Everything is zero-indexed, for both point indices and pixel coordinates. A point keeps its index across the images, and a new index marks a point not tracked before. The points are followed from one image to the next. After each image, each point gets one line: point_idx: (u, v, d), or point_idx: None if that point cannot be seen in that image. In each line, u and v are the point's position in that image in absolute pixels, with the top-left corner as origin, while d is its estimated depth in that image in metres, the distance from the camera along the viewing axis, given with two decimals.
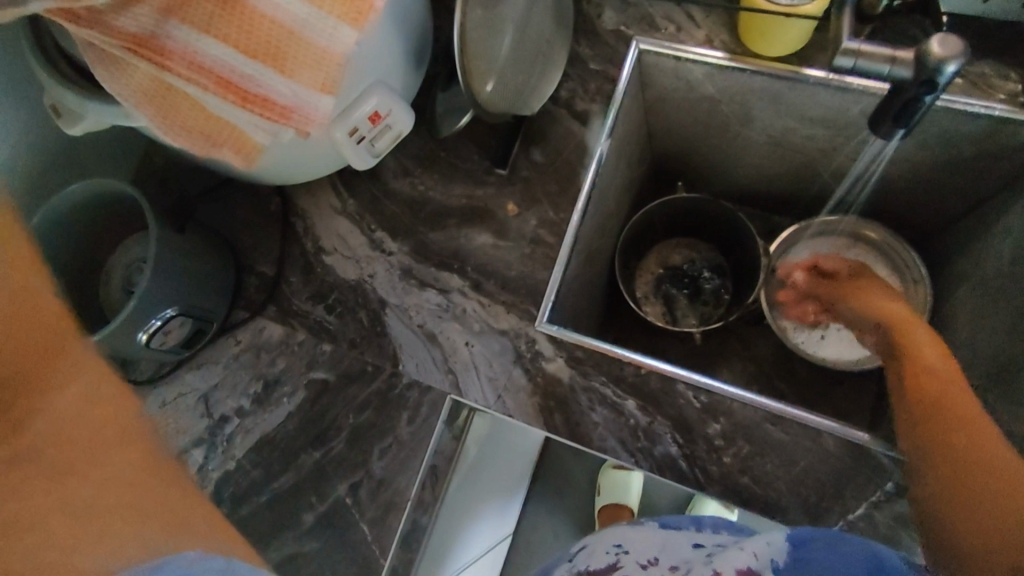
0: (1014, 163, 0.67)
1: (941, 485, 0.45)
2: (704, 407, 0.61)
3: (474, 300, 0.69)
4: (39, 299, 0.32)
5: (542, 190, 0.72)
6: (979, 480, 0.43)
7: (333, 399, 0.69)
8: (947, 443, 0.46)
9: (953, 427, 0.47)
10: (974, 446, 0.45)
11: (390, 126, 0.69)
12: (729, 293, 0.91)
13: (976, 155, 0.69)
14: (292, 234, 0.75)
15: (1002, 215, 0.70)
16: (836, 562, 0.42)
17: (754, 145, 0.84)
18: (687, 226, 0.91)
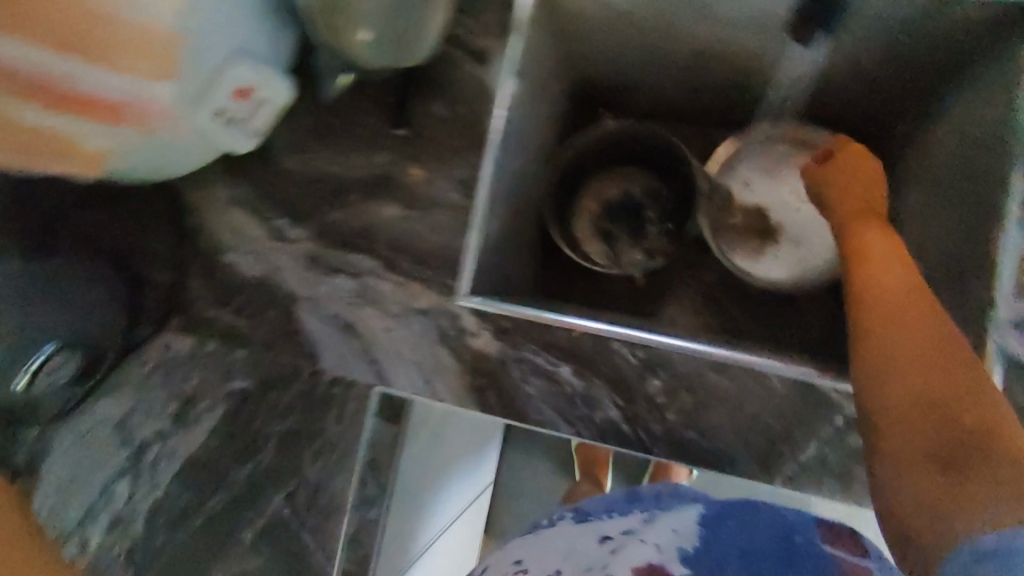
0: (969, 43, 0.57)
1: (891, 410, 0.33)
2: (642, 363, 0.56)
3: (388, 280, 0.63)
4: None
5: (447, 146, 0.64)
6: (934, 414, 0.31)
7: (257, 407, 0.65)
8: (908, 350, 0.34)
9: (947, 349, 0.33)
10: (945, 389, 0.32)
11: (267, 99, 0.60)
12: (676, 222, 0.81)
13: (926, 40, 0.59)
14: (185, 235, 0.68)
15: (951, 104, 0.61)
16: None
17: (679, 63, 0.72)
18: (619, 154, 0.82)
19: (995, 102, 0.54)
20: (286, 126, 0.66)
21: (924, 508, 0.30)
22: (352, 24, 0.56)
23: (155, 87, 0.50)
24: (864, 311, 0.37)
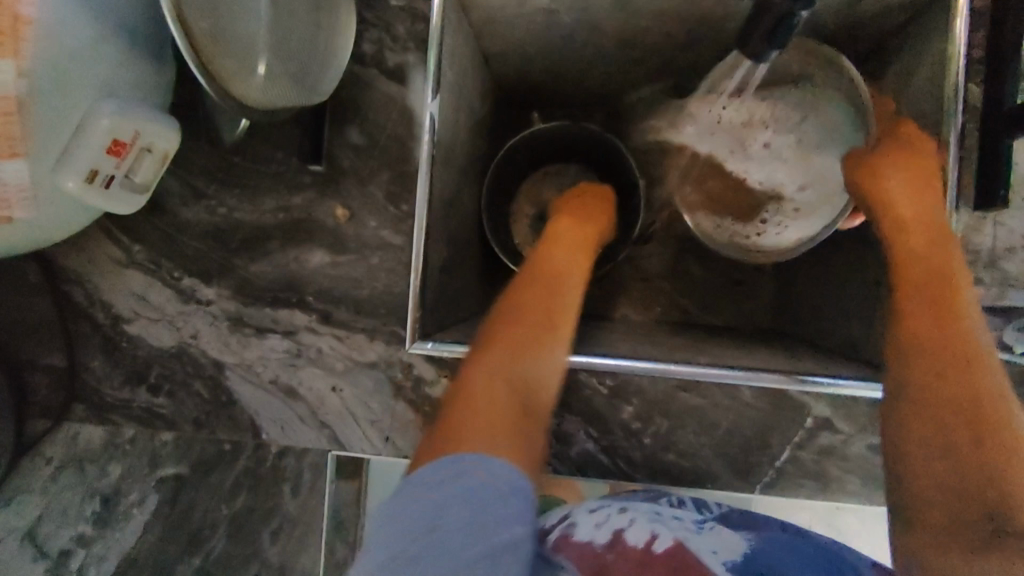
0: (891, 27, 0.55)
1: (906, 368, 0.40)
2: (613, 391, 0.54)
3: (328, 336, 0.57)
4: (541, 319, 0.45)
5: (374, 178, 0.58)
6: (936, 373, 0.38)
7: (195, 493, 0.58)
8: (916, 338, 0.40)
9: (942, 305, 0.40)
10: (957, 359, 0.39)
11: (150, 147, 0.51)
12: None
13: (851, 25, 0.57)
14: (75, 307, 0.59)
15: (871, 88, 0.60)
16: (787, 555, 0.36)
17: (605, 55, 0.63)
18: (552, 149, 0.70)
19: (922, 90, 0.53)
20: (183, 172, 0.58)
21: (935, 498, 0.37)
22: (244, 62, 0.46)
23: (3, 166, 0.44)
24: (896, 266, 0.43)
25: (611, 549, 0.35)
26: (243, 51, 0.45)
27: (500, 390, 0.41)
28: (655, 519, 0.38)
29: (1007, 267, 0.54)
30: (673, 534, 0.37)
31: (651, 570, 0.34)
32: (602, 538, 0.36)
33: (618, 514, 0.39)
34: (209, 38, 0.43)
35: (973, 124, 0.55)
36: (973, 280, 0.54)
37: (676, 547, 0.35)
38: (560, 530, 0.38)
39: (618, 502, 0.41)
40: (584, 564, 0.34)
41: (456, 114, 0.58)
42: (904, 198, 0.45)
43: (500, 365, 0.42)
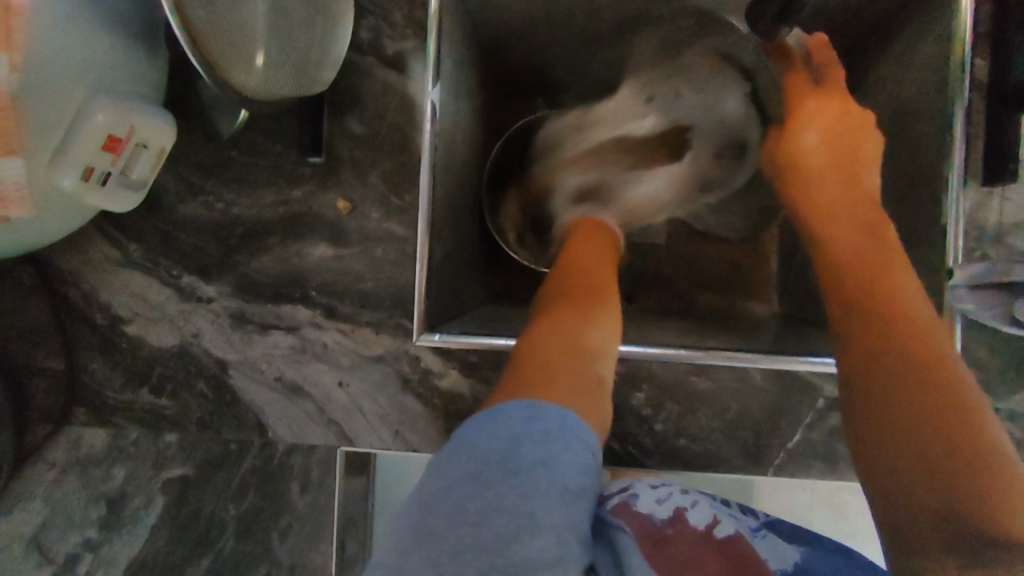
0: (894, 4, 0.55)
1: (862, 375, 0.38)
2: (623, 378, 0.54)
3: (333, 331, 0.56)
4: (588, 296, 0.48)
5: (375, 169, 0.57)
6: (914, 382, 0.35)
7: (201, 494, 0.57)
8: (873, 335, 0.39)
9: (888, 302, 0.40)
10: (912, 350, 0.37)
11: (145, 143, 0.50)
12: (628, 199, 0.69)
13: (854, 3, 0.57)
14: (72, 309, 0.57)
15: (875, 66, 0.60)
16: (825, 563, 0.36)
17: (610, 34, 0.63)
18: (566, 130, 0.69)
19: (927, 66, 0.53)
20: (180, 167, 0.57)
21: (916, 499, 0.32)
22: (244, 53, 0.44)
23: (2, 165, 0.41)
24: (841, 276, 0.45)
25: (670, 525, 0.38)
26: (242, 40, 0.44)
27: (562, 358, 0.41)
28: (720, 508, 0.40)
29: (1014, 242, 0.54)
30: (733, 524, 0.38)
31: (707, 553, 0.36)
32: (662, 513, 0.38)
33: (681, 493, 0.41)
34: (210, 26, 0.41)
35: (979, 99, 0.54)
36: (980, 257, 0.54)
37: (735, 536, 0.37)
38: (620, 496, 0.40)
39: (680, 482, 0.43)
40: (644, 534, 0.36)
41: (457, 101, 0.57)
42: (818, 154, 0.53)
43: (558, 336, 0.43)
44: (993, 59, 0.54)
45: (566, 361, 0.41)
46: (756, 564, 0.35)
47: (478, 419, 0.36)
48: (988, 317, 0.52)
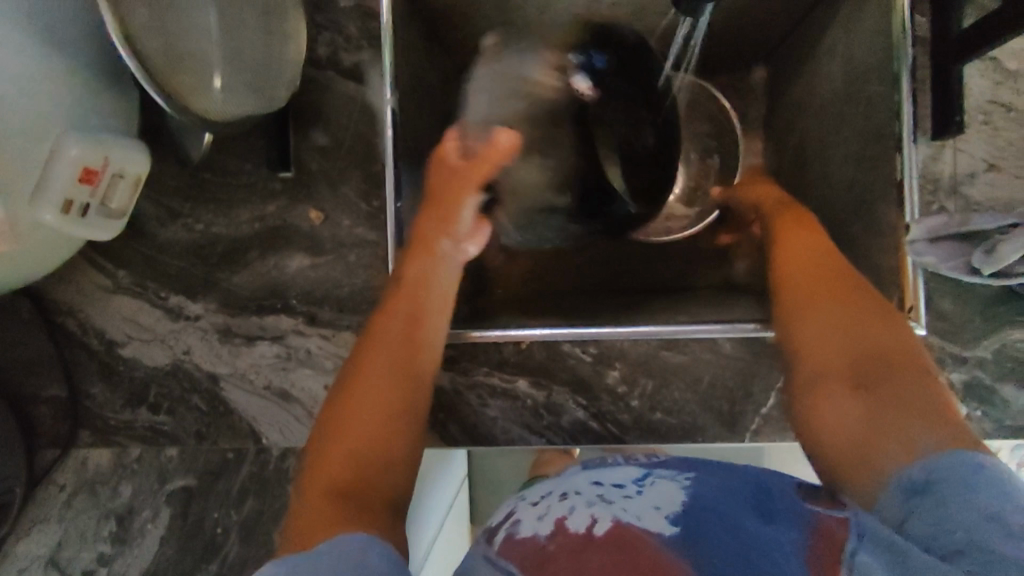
0: None
1: (826, 368, 0.42)
2: (596, 358, 0.56)
3: (315, 336, 0.58)
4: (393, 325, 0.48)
5: (341, 178, 0.59)
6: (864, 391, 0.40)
7: (205, 502, 0.59)
8: (823, 335, 0.42)
9: (840, 297, 0.44)
10: (870, 343, 0.41)
11: (121, 171, 0.52)
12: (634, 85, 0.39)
13: None
14: (69, 337, 0.60)
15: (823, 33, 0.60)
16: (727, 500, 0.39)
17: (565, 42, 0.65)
18: None
19: (870, 28, 0.54)
20: (157, 194, 0.60)
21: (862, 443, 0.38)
22: (199, 78, 0.46)
23: None
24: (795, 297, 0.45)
25: (553, 539, 0.38)
26: (194, 68, 0.45)
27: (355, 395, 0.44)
28: (596, 499, 0.40)
29: (969, 192, 0.55)
30: (612, 511, 0.39)
31: (588, 553, 0.36)
32: (546, 530, 0.38)
33: (559, 501, 0.41)
34: (159, 54, 0.43)
35: (924, 55, 0.55)
36: (937, 210, 0.54)
37: (616, 526, 0.37)
38: (505, 530, 0.40)
39: (556, 484, 0.43)
40: (530, 560, 0.37)
41: (417, 105, 0.59)
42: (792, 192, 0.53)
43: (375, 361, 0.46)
44: (934, 14, 0.54)
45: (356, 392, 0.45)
46: (640, 550, 0.36)
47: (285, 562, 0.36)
48: (950, 269, 0.53)
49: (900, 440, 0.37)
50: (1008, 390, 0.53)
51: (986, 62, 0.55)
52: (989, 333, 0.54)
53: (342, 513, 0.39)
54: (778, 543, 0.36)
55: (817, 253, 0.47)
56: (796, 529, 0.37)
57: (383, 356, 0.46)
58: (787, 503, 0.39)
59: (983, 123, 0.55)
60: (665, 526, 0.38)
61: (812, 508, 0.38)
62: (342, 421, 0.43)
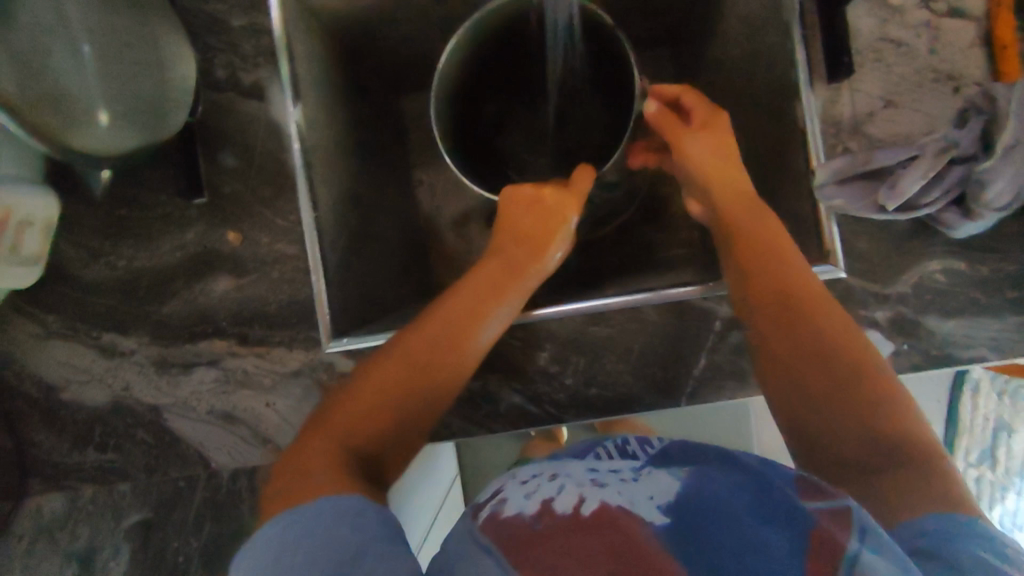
0: None
1: (818, 433, 0.42)
2: (524, 341, 0.56)
3: (249, 356, 0.59)
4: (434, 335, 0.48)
5: (255, 197, 0.59)
6: (858, 400, 0.42)
7: (163, 533, 0.60)
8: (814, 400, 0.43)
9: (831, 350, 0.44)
10: (847, 359, 0.43)
11: (29, 220, 0.53)
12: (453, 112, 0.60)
13: None
14: (7, 386, 0.60)
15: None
16: (721, 492, 0.39)
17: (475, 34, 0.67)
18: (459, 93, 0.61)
19: None
20: (77, 235, 0.60)
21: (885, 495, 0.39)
22: (74, 116, 0.48)
23: None
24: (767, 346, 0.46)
25: (540, 519, 0.38)
26: (69, 108, 0.48)
27: (376, 396, 0.45)
28: (587, 482, 0.41)
29: (870, 130, 0.55)
30: (599, 495, 0.39)
31: (577, 532, 0.37)
32: (530, 510, 0.39)
33: (549, 482, 0.42)
34: (27, 99, 0.45)
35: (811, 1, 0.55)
36: (841, 152, 0.55)
37: (601, 507, 0.38)
38: (491, 508, 0.40)
39: (550, 468, 0.44)
40: (512, 542, 0.37)
41: (321, 115, 0.59)
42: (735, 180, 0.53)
43: (399, 365, 0.46)
44: None
45: (378, 393, 0.45)
46: (617, 530, 0.36)
47: (293, 518, 0.38)
48: (858, 210, 0.53)
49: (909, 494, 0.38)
50: (930, 321, 0.54)
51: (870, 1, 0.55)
52: (906, 269, 0.54)
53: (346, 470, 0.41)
54: (777, 556, 0.34)
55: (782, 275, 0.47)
56: (790, 527, 0.35)
57: (404, 365, 0.46)
58: (783, 496, 0.38)
59: (875, 61, 0.55)
60: (656, 515, 0.37)
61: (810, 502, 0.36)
62: (355, 416, 0.45)
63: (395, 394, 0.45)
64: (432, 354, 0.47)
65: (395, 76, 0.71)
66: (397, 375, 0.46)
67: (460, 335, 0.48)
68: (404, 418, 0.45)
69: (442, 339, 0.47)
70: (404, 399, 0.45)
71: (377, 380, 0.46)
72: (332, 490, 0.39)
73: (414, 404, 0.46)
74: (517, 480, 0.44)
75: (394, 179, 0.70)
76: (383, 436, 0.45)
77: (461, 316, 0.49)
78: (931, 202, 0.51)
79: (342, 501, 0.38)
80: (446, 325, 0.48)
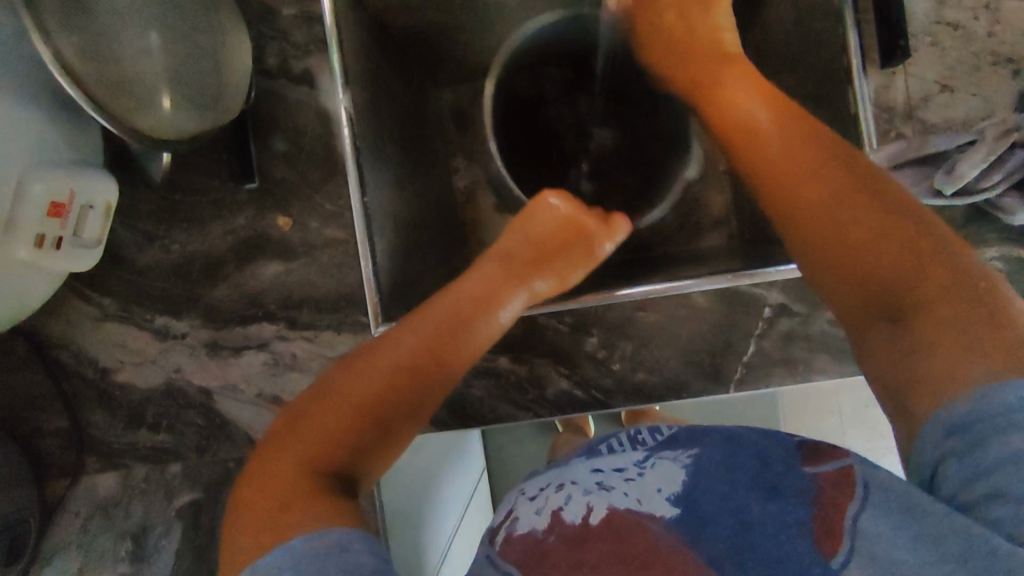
0: None
1: (850, 313, 0.39)
2: (572, 326, 0.56)
3: (298, 339, 0.59)
4: (402, 356, 0.45)
5: (304, 182, 0.60)
6: (880, 244, 0.37)
7: (213, 513, 0.62)
8: (836, 254, 0.39)
9: (853, 203, 0.39)
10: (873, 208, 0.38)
11: (89, 203, 0.54)
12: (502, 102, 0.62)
13: None
14: (64, 367, 0.62)
15: None
16: (724, 474, 0.37)
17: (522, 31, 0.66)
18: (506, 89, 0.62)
19: None
20: (132, 219, 0.61)
21: (907, 357, 0.34)
22: (142, 100, 0.50)
23: None
24: (781, 203, 0.42)
25: (551, 532, 0.36)
26: (140, 90, 0.49)
27: (332, 416, 0.43)
28: (593, 488, 0.38)
29: (926, 116, 0.54)
30: (607, 500, 0.37)
31: (588, 544, 0.35)
32: (542, 523, 0.37)
33: (556, 493, 0.39)
34: (97, 80, 0.46)
35: None
36: (895, 137, 0.54)
37: (609, 514, 0.36)
38: (505, 529, 0.38)
39: (556, 476, 0.41)
40: (529, 556, 0.35)
41: (370, 101, 0.59)
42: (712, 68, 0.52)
43: (364, 381, 0.44)
44: None
45: (336, 411, 0.43)
46: (632, 537, 0.35)
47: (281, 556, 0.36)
48: (913, 195, 0.52)
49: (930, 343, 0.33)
50: None
51: None
52: None
53: (321, 491, 0.39)
54: (781, 523, 0.33)
55: (779, 156, 0.44)
56: (793, 500, 0.34)
57: (367, 381, 0.44)
58: (789, 475, 0.36)
59: (931, 45, 0.54)
60: (666, 509, 0.36)
61: (812, 476, 0.35)
62: (307, 438, 0.42)
63: (357, 413, 0.43)
64: (405, 372, 0.45)
65: (436, 70, 0.71)
66: (357, 393, 0.44)
67: (429, 350, 0.46)
68: (369, 438, 0.43)
69: (414, 357, 0.46)
70: (366, 418, 0.43)
71: (337, 398, 0.44)
72: (314, 520, 0.37)
73: (378, 419, 0.44)
74: (526, 491, 0.41)
75: (437, 167, 0.70)
76: (355, 446, 0.43)
77: (432, 329, 0.47)
78: (989, 187, 0.50)
79: (325, 534, 0.36)
80: (413, 340, 0.46)
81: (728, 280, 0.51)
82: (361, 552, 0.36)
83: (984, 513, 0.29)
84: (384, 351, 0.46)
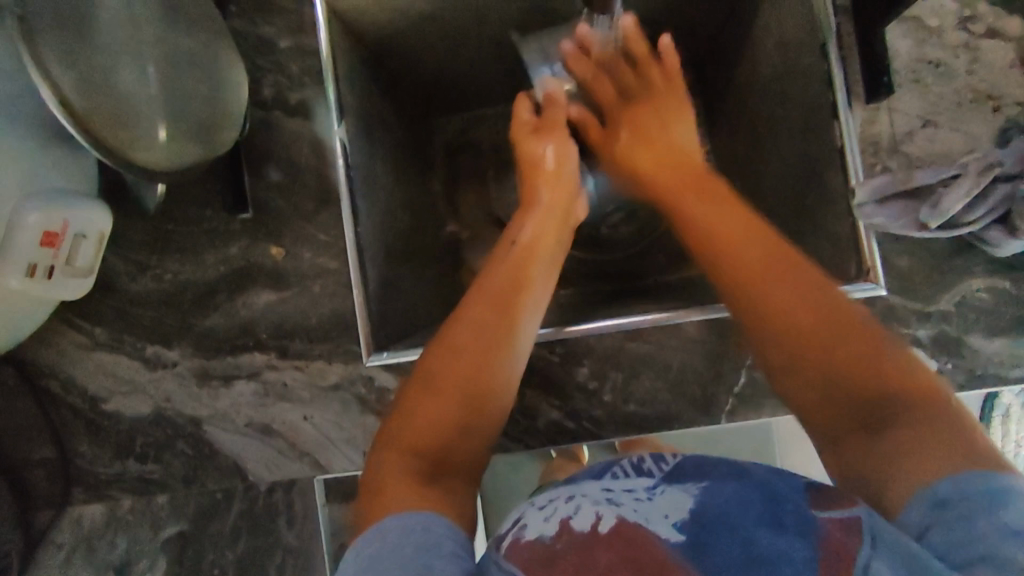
0: None
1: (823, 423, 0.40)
2: (564, 357, 0.56)
3: (289, 369, 0.59)
4: (487, 325, 0.45)
5: (298, 212, 0.61)
6: (835, 336, 0.40)
7: (200, 546, 0.61)
8: (796, 348, 0.40)
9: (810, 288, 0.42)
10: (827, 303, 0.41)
11: (83, 232, 0.54)
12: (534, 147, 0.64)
13: None
14: (52, 396, 0.61)
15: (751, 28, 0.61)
16: (733, 504, 0.37)
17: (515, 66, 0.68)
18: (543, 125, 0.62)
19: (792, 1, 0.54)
20: (125, 248, 0.61)
21: (881, 458, 0.36)
22: (133, 134, 0.50)
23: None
24: (746, 287, 0.43)
25: (559, 539, 0.36)
26: (130, 123, 0.49)
27: (427, 392, 0.43)
28: (602, 500, 0.38)
29: (911, 150, 0.55)
30: (618, 512, 0.37)
31: (596, 551, 0.34)
32: (551, 530, 0.37)
33: (565, 503, 0.39)
34: (94, 113, 0.46)
35: None
36: (882, 170, 0.55)
37: (619, 523, 0.36)
38: (512, 535, 0.38)
39: (566, 489, 0.41)
40: (532, 560, 0.35)
41: (365, 132, 0.60)
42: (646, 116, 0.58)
43: (457, 358, 0.44)
44: None
45: (432, 386, 0.43)
46: (637, 554, 0.34)
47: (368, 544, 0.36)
48: (899, 228, 0.52)
49: (909, 438, 0.35)
50: (975, 340, 0.53)
51: (907, 23, 0.56)
52: (950, 287, 0.54)
53: (417, 475, 0.40)
54: (787, 556, 0.33)
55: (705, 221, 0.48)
56: (799, 537, 0.34)
57: (460, 355, 0.44)
58: (798, 512, 0.35)
59: (914, 81, 0.55)
60: (670, 533, 0.35)
61: (826, 516, 0.34)
62: (412, 419, 0.42)
63: (455, 391, 0.43)
64: (491, 342, 0.45)
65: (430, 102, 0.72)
66: (453, 368, 0.43)
67: (509, 319, 0.46)
68: (465, 413, 0.43)
69: (493, 322, 0.46)
70: (466, 393, 0.43)
71: (430, 377, 0.43)
72: (400, 506, 0.38)
73: (474, 402, 0.43)
74: (536, 504, 0.41)
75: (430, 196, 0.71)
76: (453, 422, 0.42)
77: (506, 303, 0.47)
78: (973, 221, 0.50)
79: (411, 517, 0.37)
80: (496, 309, 0.46)
81: (725, 310, 0.53)
82: (444, 539, 0.36)
83: (971, 571, 0.30)
84: (471, 322, 0.46)
